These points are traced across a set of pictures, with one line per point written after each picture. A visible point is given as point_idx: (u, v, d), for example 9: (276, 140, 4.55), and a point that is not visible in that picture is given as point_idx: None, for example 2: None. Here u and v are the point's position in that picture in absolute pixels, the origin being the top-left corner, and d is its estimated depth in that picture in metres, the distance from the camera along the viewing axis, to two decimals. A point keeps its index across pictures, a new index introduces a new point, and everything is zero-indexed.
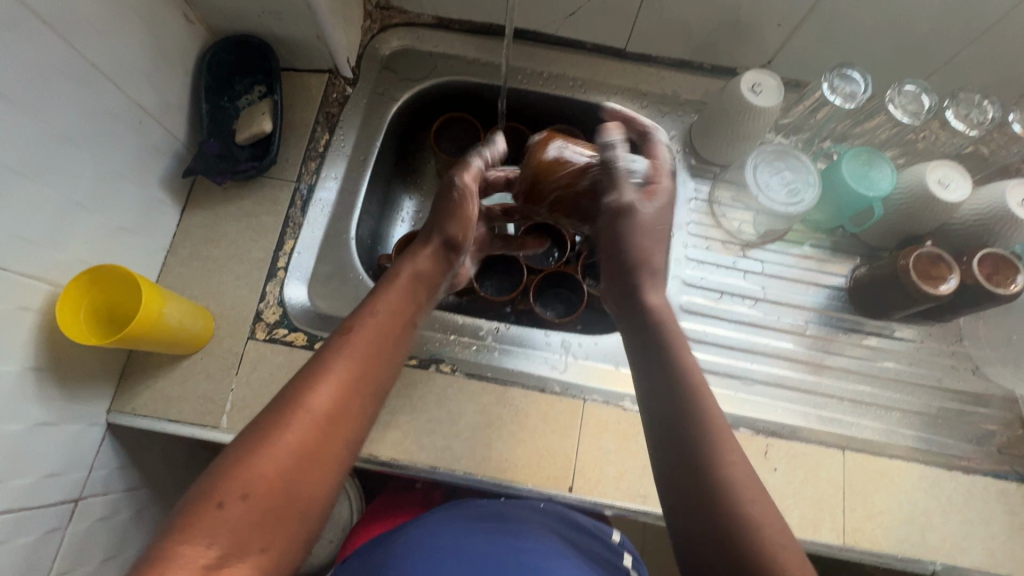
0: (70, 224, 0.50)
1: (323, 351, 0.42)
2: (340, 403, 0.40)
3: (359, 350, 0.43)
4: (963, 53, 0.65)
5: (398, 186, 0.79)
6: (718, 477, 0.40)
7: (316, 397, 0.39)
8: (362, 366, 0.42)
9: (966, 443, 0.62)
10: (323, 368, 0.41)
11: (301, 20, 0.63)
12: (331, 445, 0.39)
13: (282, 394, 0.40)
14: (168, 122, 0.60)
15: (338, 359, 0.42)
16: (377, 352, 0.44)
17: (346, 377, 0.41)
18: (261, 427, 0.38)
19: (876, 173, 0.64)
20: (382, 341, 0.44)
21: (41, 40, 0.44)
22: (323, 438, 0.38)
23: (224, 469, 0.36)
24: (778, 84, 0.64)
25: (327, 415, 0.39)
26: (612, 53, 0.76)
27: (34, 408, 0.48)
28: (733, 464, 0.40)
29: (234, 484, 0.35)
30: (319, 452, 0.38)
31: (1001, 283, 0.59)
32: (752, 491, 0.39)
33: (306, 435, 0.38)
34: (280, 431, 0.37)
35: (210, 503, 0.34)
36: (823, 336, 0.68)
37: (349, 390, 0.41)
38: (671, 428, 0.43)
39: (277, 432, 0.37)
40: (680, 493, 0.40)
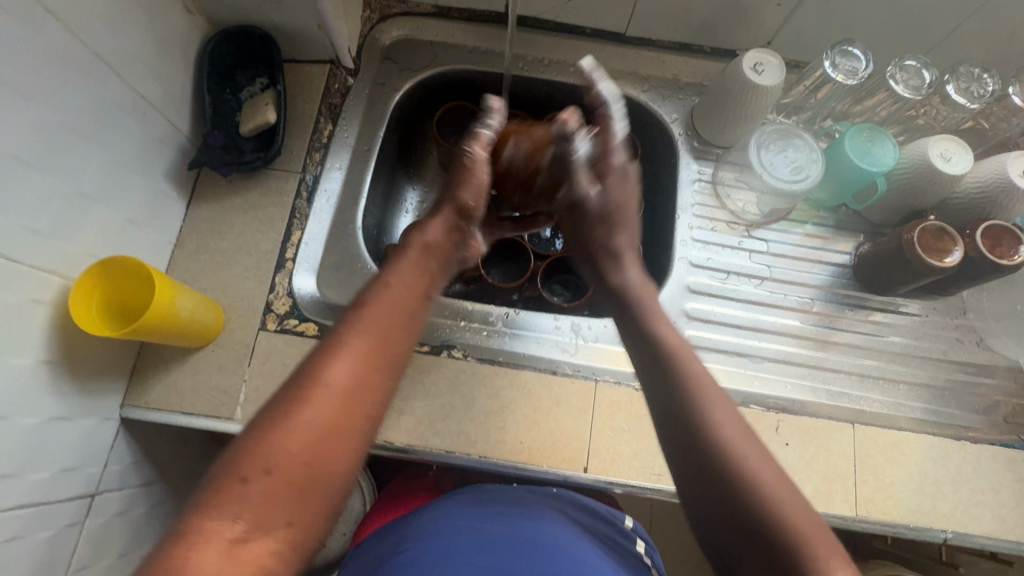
0: (78, 217, 0.50)
1: (339, 326, 0.39)
2: (358, 373, 0.37)
3: (379, 327, 0.40)
4: (961, 28, 0.65)
5: (402, 176, 0.79)
6: (734, 451, 0.40)
7: (336, 373, 0.37)
8: (379, 338, 0.39)
9: (973, 414, 0.63)
10: (340, 344, 0.38)
11: (301, 9, 0.63)
12: (353, 417, 0.36)
13: (300, 370, 0.37)
14: (171, 115, 0.60)
15: (353, 337, 0.39)
16: (397, 329, 0.41)
17: (367, 355, 0.38)
18: (277, 403, 0.35)
19: (879, 149, 0.64)
20: (398, 309, 0.42)
21: (45, 31, 0.44)
22: (345, 417, 0.36)
23: (244, 443, 0.34)
24: (780, 63, 0.64)
25: (345, 389, 0.36)
26: (612, 37, 0.76)
27: (49, 401, 0.48)
28: (744, 444, 0.40)
29: (257, 460, 0.33)
30: (341, 424, 0.36)
31: (1005, 254, 0.59)
32: (770, 472, 0.39)
33: (329, 413, 0.35)
34: (299, 410, 0.35)
35: (232, 480, 0.32)
36: (829, 313, 0.68)
37: (367, 361, 0.38)
38: (678, 406, 0.43)
39: (298, 407, 0.35)
40: (698, 464, 0.40)
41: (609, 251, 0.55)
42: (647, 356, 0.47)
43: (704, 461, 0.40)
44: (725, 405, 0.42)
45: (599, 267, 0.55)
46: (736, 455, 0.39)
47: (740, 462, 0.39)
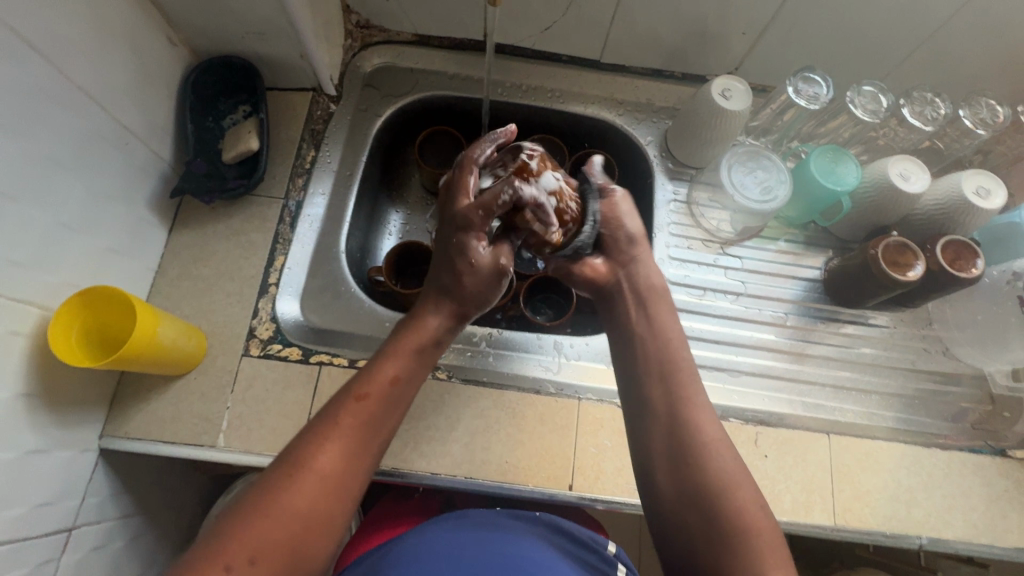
0: (58, 246, 0.50)
1: (331, 413, 0.43)
2: (344, 467, 0.42)
3: (368, 416, 0.44)
4: (913, 55, 0.69)
5: (385, 199, 0.80)
6: (706, 455, 0.45)
7: (324, 459, 0.41)
8: (366, 432, 0.44)
9: (942, 421, 0.66)
10: (330, 433, 0.42)
11: (284, 40, 0.64)
12: (335, 508, 0.41)
13: (292, 453, 0.41)
14: (154, 144, 0.60)
15: (343, 425, 0.43)
16: (381, 419, 0.45)
17: (352, 445, 0.43)
18: (268, 489, 0.39)
19: (842, 169, 0.67)
20: (388, 408, 0.46)
21: (28, 66, 0.45)
22: (328, 502, 0.40)
23: (233, 530, 0.37)
24: (746, 89, 0.67)
25: (333, 480, 0.41)
26: (588, 64, 0.79)
27: (27, 435, 0.47)
28: (715, 446, 0.46)
29: (241, 548, 0.36)
30: (326, 514, 0.40)
31: (964, 267, 0.62)
32: (733, 473, 0.44)
33: (314, 499, 0.40)
34: (289, 496, 0.39)
35: (216, 565, 0.36)
36: (803, 326, 0.70)
37: (353, 455, 0.43)
38: (658, 413, 0.48)
39: (287, 494, 0.39)
40: (670, 467, 0.46)
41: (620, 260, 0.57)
42: (631, 364, 0.52)
43: (676, 467, 0.45)
44: (702, 407, 0.48)
45: (606, 270, 0.56)
46: (708, 457, 0.45)
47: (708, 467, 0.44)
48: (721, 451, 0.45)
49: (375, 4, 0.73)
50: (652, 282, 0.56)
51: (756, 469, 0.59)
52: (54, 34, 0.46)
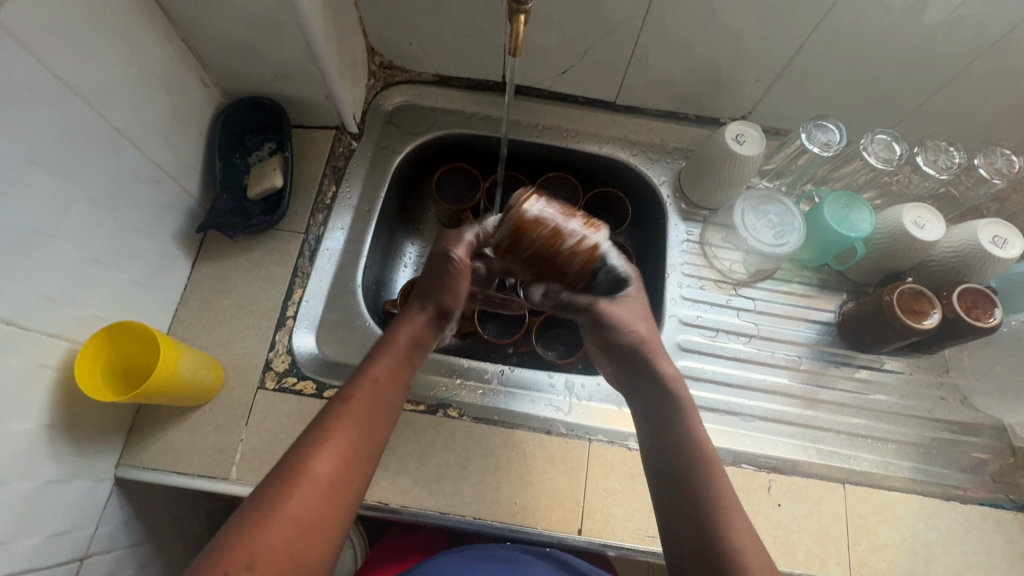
0: (88, 280, 0.52)
1: (323, 419, 0.44)
2: (339, 470, 0.42)
3: (358, 419, 0.44)
4: (925, 105, 0.70)
5: (401, 232, 0.82)
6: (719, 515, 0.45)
7: (319, 464, 0.41)
8: (360, 433, 0.44)
9: (961, 473, 0.64)
10: (324, 435, 0.43)
11: (311, 83, 0.67)
12: (334, 510, 0.41)
13: (284, 459, 0.41)
14: (183, 179, 0.63)
15: (336, 429, 0.43)
16: (372, 419, 0.45)
17: (344, 446, 0.43)
18: (266, 493, 0.39)
19: (856, 216, 0.68)
20: (380, 406, 0.46)
21: (72, 111, 0.47)
22: (326, 503, 0.40)
23: (233, 539, 0.37)
24: (760, 135, 0.68)
25: (329, 483, 0.41)
26: (603, 105, 0.80)
27: (48, 465, 0.48)
28: (730, 506, 0.46)
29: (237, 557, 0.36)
30: (324, 518, 0.40)
31: (981, 316, 0.62)
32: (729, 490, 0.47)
33: (312, 501, 0.40)
34: (284, 498, 0.39)
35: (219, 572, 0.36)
36: (816, 370, 0.70)
37: (348, 457, 0.43)
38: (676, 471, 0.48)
39: (286, 500, 0.39)
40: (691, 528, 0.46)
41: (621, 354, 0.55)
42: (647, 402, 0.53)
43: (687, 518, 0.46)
44: (718, 469, 0.48)
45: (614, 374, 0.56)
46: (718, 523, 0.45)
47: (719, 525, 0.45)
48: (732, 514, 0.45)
49: (399, 47, 0.76)
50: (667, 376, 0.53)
51: (768, 518, 0.58)
52: (97, 82, 0.49)
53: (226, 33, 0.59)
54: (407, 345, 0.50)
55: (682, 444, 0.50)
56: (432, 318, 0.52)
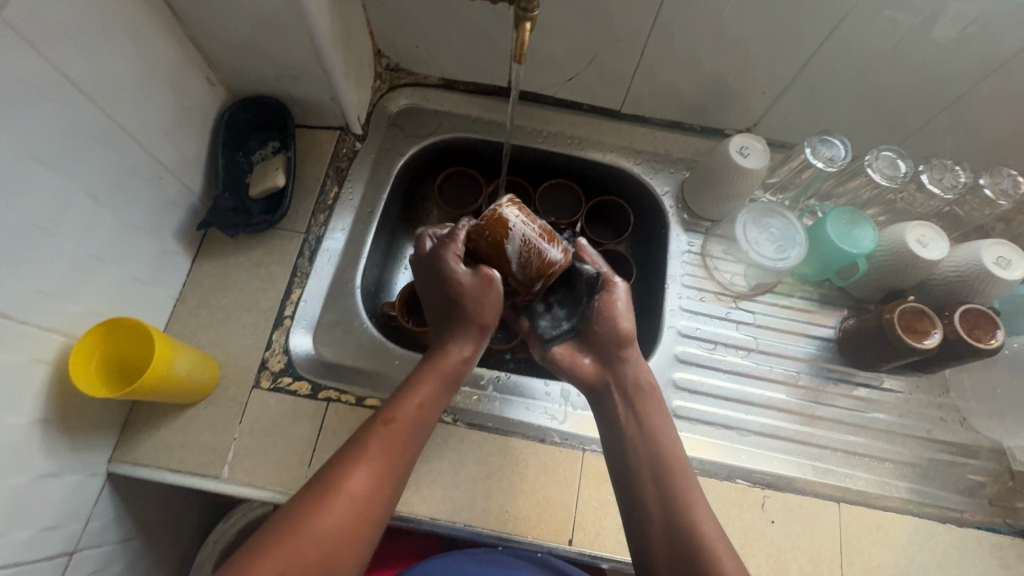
0: (86, 276, 0.52)
1: (363, 437, 0.47)
2: (373, 488, 0.45)
3: (394, 440, 0.47)
4: (933, 122, 0.70)
5: (402, 234, 0.82)
6: (690, 517, 0.48)
7: (354, 482, 0.44)
8: (394, 456, 0.47)
9: (958, 495, 0.64)
10: (361, 454, 0.46)
11: (316, 83, 0.67)
12: (363, 524, 0.44)
13: (324, 474, 0.44)
14: (186, 176, 0.63)
15: (371, 450, 0.46)
16: (408, 441, 0.48)
17: (380, 467, 0.46)
18: (306, 503, 0.43)
19: (859, 232, 0.67)
20: (413, 434, 0.48)
21: (77, 107, 0.47)
22: (356, 520, 0.43)
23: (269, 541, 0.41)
24: (765, 148, 0.68)
25: (362, 499, 0.44)
26: (608, 113, 0.80)
27: (40, 459, 0.48)
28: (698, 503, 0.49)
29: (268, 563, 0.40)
30: (356, 530, 0.43)
31: (983, 337, 0.61)
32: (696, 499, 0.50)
33: (342, 517, 0.43)
34: (319, 514, 0.42)
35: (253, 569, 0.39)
36: (814, 386, 0.70)
37: (380, 477, 0.45)
38: (646, 476, 0.51)
39: (319, 513, 0.42)
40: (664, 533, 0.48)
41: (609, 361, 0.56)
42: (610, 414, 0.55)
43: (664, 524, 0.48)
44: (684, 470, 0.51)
45: (597, 371, 0.56)
46: (685, 521, 0.48)
47: (688, 527, 0.48)
48: (701, 515, 0.48)
49: (405, 49, 0.76)
50: (640, 380, 0.55)
51: (761, 535, 0.57)
52: (102, 78, 0.49)
53: (233, 32, 0.59)
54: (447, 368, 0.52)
55: (654, 453, 0.52)
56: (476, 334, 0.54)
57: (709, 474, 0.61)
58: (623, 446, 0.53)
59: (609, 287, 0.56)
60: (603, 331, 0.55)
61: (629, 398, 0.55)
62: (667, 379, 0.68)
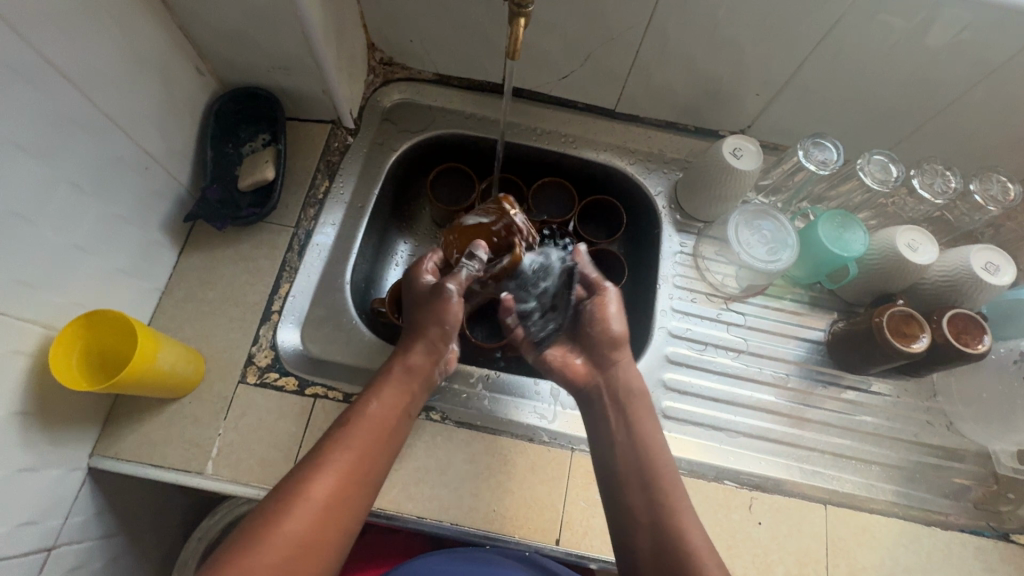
0: (69, 267, 0.51)
1: (325, 445, 0.48)
2: (338, 489, 0.46)
3: (358, 446, 0.48)
4: (924, 127, 0.70)
5: (394, 230, 0.81)
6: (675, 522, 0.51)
7: (318, 487, 0.45)
8: (359, 459, 0.48)
9: (943, 498, 0.64)
10: (325, 459, 0.47)
11: (308, 76, 0.66)
12: (330, 526, 0.45)
13: (289, 479, 0.46)
14: (174, 168, 0.62)
15: (335, 455, 0.47)
16: (372, 445, 0.49)
17: (345, 469, 0.47)
18: (270, 509, 0.44)
19: (850, 236, 0.68)
20: (378, 436, 0.50)
21: (62, 94, 0.47)
22: (321, 525, 0.44)
23: (235, 549, 0.41)
24: (758, 150, 0.68)
25: (326, 503, 0.45)
26: (603, 112, 0.80)
27: (19, 452, 0.47)
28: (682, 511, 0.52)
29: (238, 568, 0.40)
30: (322, 533, 0.44)
31: (970, 342, 0.61)
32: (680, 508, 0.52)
33: (309, 522, 0.44)
34: (282, 520, 0.43)
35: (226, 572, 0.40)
36: (803, 388, 0.70)
37: (346, 480, 0.47)
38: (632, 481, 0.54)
39: (283, 517, 0.43)
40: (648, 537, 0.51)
41: (600, 362, 0.63)
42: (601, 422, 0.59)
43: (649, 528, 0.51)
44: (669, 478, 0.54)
45: (587, 372, 0.63)
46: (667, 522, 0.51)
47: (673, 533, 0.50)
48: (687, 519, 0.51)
49: (399, 43, 0.75)
50: (630, 386, 0.61)
51: (748, 536, 0.57)
52: (88, 65, 0.48)
53: (224, 22, 0.58)
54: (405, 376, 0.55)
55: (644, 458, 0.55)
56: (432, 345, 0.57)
57: (696, 475, 0.61)
58: (613, 448, 0.57)
59: (599, 290, 0.65)
60: (597, 333, 0.63)
61: (617, 401, 0.60)
62: (657, 379, 0.68)
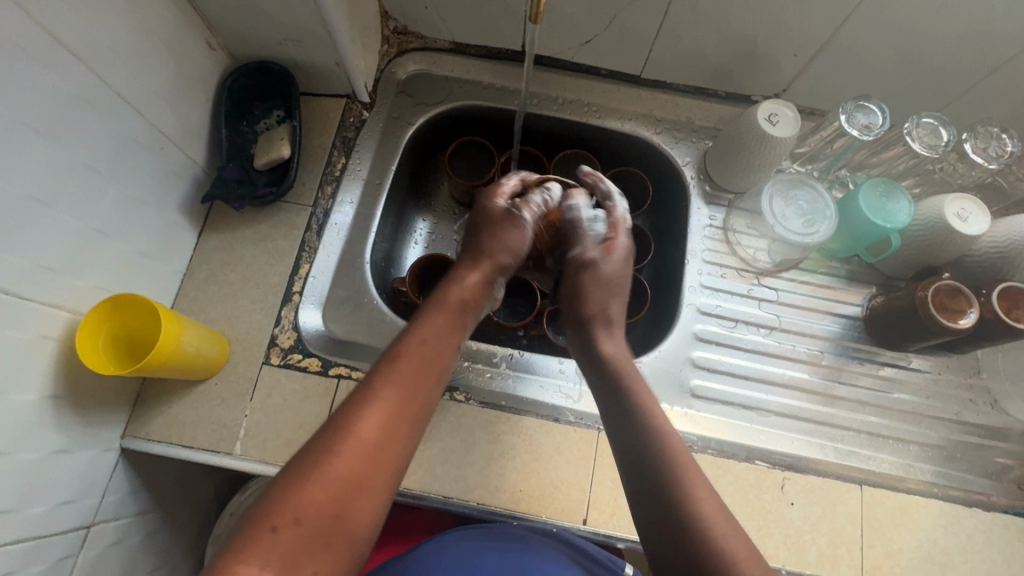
0: (91, 251, 0.50)
1: (373, 372, 0.41)
2: (392, 427, 0.39)
3: (412, 371, 0.41)
4: (978, 86, 0.65)
5: (412, 208, 0.79)
6: (701, 512, 0.43)
7: (367, 422, 0.38)
8: (411, 387, 0.41)
9: (984, 478, 0.62)
10: (375, 391, 0.40)
11: (320, 47, 0.64)
12: (385, 465, 0.38)
13: (337, 413, 0.39)
14: (189, 147, 0.61)
15: (387, 381, 0.40)
16: (429, 373, 0.42)
17: (399, 400, 0.40)
18: (316, 444, 0.37)
19: (893, 205, 0.64)
20: (431, 362, 0.43)
21: (72, 73, 0.45)
22: (375, 460, 0.37)
23: (279, 493, 0.35)
24: (795, 115, 0.63)
25: (376, 440, 0.38)
26: (627, 79, 0.76)
27: (52, 435, 0.48)
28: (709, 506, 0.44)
29: (285, 514, 0.34)
30: (371, 477, 0.37)
31: (1021, 317, 0.58)
32: (707, 496, 0.44)
33: (363, 460, 0.37)
34: (330, 459, 0.36)
35: (263, 529, 0.34)
36: (837, 366, 0.67)
37: (399, 411, 0.40)
38: (649, 469, 0.45)
39: (329, 458, 0.36)
40: (661, 523, 0.44)
41: (598, 316, 0.55)
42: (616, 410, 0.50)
43: (662, 513, 0.44)
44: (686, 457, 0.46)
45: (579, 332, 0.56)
46: (683, 491, 0.44)
47: (695, 520, 0.42)
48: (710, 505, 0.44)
49: (413, 11, 0.72)
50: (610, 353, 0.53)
51: (780, 516, 0.56)
52: (97, 43, 0.47)
53: None
54: (457, 305, 0.48)
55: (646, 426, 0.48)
56: (490, 274, 0.53)
57: (725, 455, 0.59)
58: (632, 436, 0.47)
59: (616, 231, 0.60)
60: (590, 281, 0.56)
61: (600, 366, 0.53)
62: (685, 357, 0.66)
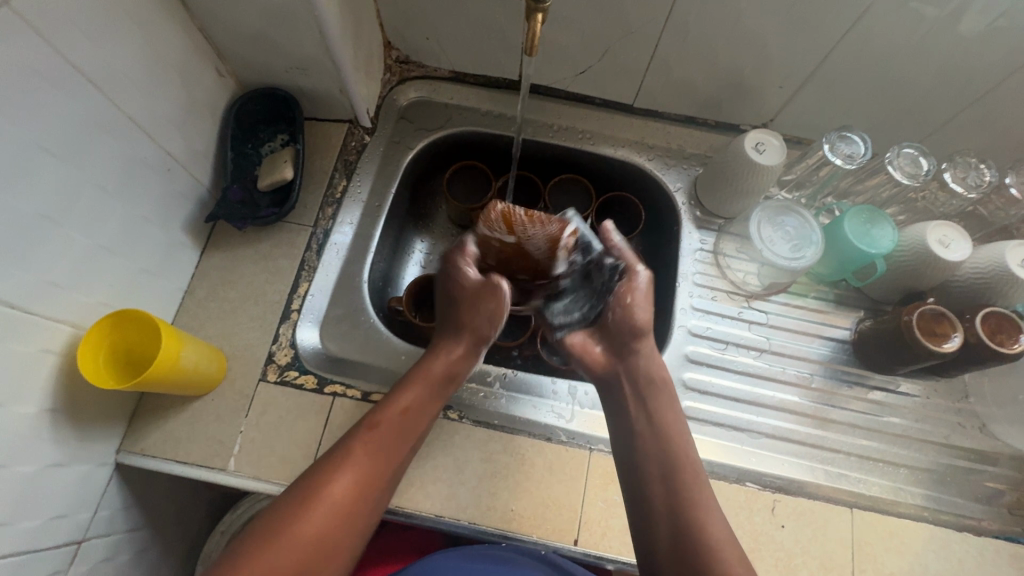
0: (95, 267, 0.52)
1: (346, 441, 0.47)
2: (354, 495, 0.45)
3: (378, 444, 0.48)
4: (957, 118, 0.68)
5: (410, 229, 0.81)
6: (696, 519, 0.48)
7: (336, 488, 0.44)
8: (376, 461, 0.47)
9: (976, 503, 0.62)
10: (342, 461, 0.46)
11: (325, 75, 0.66)
12: (347, 530, 0.44)
13: (307, 479, 0.45)
14: (195, 168, 0.63)
15: (358, 453, 0.46)
16: (393, 447, 0.48)
17: (365, 470, 0.46)
18: (291, 502, 0.43)
19: (878, 232, 0.66)
20: (399, 438, 0.49)
21: (87, 98, 0.47)
22: (340, 522, 0.44)
23: (254, 547, 0.41)
24: (782, 144, 0.66)
25: (343, 504, 0.44)
26: (621, 108, 0.79)
27: (49, 448, 0.49)
28: (703, 510, 0.49)
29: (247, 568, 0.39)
30: (332, 540, 0.43)
31: (1005, 342, 0.59)
32: (705, 510, 0.49)
33: (325, 524, 0.43)
34: (299, 522, 0.42)
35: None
36: (827, 389, 0.68)
37: (365, 481, 0.46)
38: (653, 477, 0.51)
39: (300, 518, 0.42)
40: (670, 526, 0.48)
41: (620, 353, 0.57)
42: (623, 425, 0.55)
43: (649, 513, 0.50)
44: (685, 468, 0.52)
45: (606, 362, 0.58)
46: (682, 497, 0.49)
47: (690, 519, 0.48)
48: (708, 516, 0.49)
49: (415, 42, 0.75)
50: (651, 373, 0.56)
51: (771, 539, 0.56)
52: (111, 69, 0.49)
53: (244, 24, 0.59)
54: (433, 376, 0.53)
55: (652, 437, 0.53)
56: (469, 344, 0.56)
57: (716, 477, 0.60)
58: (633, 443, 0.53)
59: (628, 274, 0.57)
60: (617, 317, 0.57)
61: (639, 388, 0.56)
62: (677, 379, 0.67)
